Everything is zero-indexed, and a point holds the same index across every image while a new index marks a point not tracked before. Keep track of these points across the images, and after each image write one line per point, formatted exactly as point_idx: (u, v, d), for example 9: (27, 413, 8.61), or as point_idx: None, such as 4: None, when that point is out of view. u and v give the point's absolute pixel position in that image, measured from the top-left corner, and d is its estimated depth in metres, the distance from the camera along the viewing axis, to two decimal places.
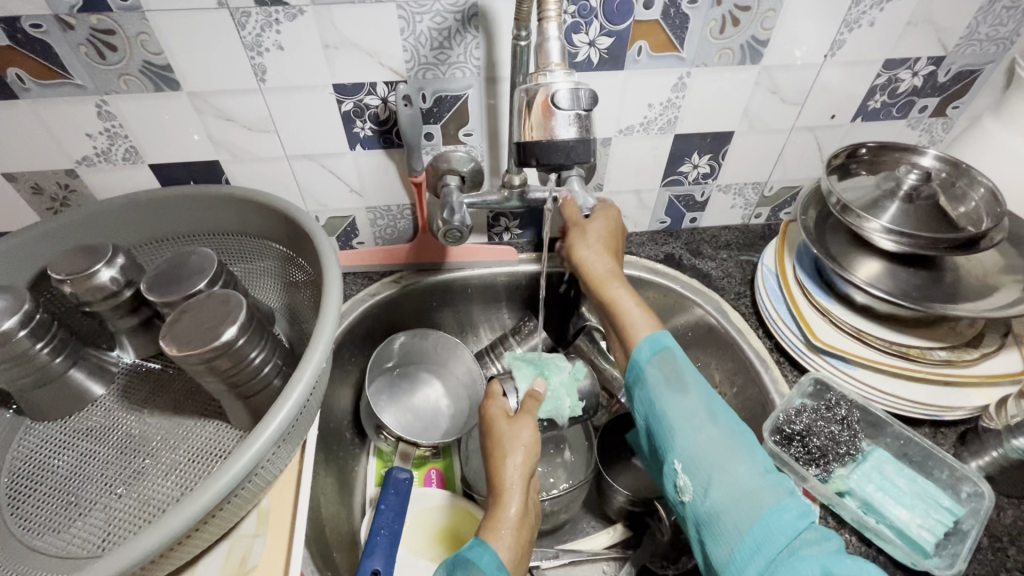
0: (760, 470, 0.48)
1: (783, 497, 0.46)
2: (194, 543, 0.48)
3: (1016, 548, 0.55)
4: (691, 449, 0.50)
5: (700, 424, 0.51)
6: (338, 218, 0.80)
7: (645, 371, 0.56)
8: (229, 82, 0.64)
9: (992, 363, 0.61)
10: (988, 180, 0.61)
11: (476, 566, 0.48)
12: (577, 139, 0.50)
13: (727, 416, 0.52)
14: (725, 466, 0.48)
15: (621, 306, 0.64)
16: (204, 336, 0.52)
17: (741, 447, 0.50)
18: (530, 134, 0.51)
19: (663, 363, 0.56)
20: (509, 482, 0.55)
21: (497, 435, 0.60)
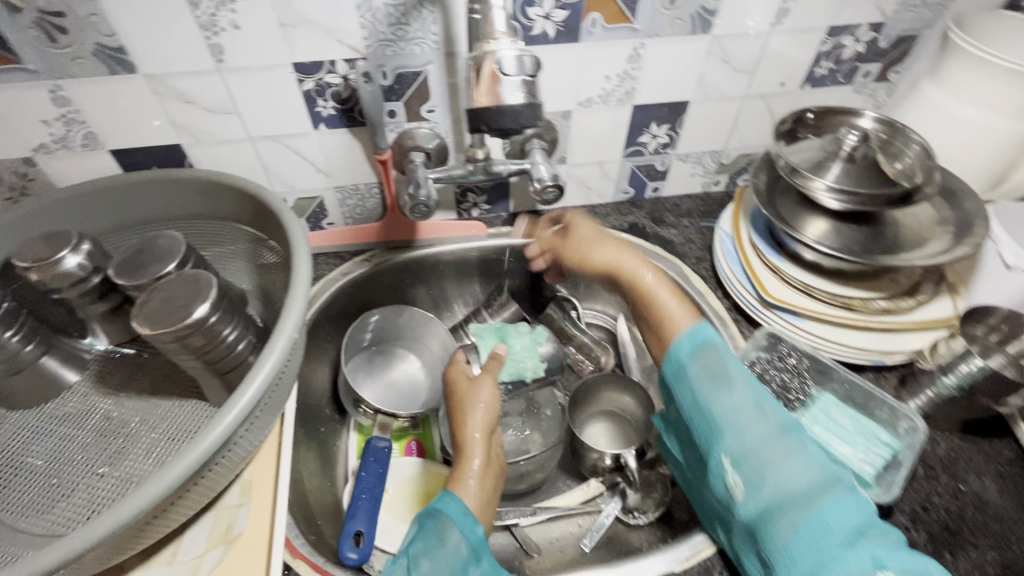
0: (817, 467, 0.46)
1: (844, 494, 0.45)
2: (179, 512, 0.50)
3: (946, 475, 0.60)
4: (744, 449, 0.48)
5: (755, 422, 0.48)
6: (306, 198, 0.81)
7: (685, 366, 0.53)
8: (186, 64, 0.63)
9: (927, 310, 0.66)
10: (920, 138, 0.66)
11: (444, 514, 0.52)
12: (524, 104, 0.53)
13: (778, 410, 0.50)
14: (779, 462, 0.46)
15: (650, 289, 0.58)
16: (177, 314, 0.53)
17: (795, 440, 0.47)
18: (479, 102, 0.54)
19: (706, 357, 0.52)
20: (472, 437, 0.59)
21: (460, 395, 0.65)
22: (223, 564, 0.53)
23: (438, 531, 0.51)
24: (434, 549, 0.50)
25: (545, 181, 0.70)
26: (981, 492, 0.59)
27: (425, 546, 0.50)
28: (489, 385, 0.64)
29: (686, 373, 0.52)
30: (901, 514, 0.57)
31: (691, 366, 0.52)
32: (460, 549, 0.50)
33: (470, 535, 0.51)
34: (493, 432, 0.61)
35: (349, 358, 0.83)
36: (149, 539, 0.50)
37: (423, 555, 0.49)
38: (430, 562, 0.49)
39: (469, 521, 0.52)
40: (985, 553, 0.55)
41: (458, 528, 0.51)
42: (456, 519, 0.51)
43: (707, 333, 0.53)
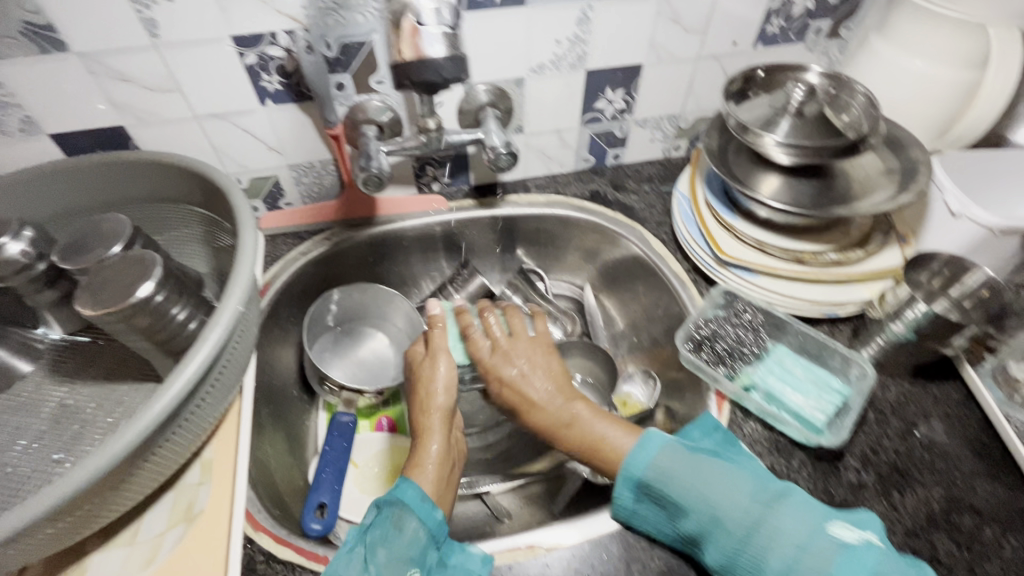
0: (796, 548, 0.45)
1: (833, 563, 0.44)
2: (135, 488, 0.51)
3: (896, 418, 0.62)
4: (727, 558, 0.48)
5: (727, 527, 0.48)
6: (260, 178, 0.79)
7: (640, 484, 0.52)
8: (120, 40, 0.61)
9: (876, 261, 0.68)
10: (864, 89, 0.66)
11: (401, 502, 0.52)
12: (446, 54, 0.54)
13: (743, 495, 0.48)
14: (764, 559, 0.46)
15: (585, 426, 0.59)
16: (121, 292, 0.53)
17: (771, 522, 0.46)
18: (402, 55, 0.54)
19: (646, 479, 0.52)
20: (430, 422, 0.61)
21: (421, 377, 0.65)
22: (184, 541, 0.53)
23: (394, 519, 0.51)
24: (391, 539, 0.50)
25: (499, 149, 0.69)
26: (929, 433, 0.61)
27: (381, 535, 0.50)
28: (444, 359, 0.65)
29: (644, 492, 0.53)
30: (853, 458, 0.59)
31: (640, 493, 0.53)
32: (417, 536, 0.51)
33: (427, 520, 0.52)
34: (451, 415, 0.62)
35: (315, 338, 0.83)
36: (108, 516, 0.51)
37: (380, 544, 0.50)
38: (386, 551, 0.49)
39: (425, 507, 0.53)
40: (932, 490, 0.57)
41: (415, 516, 0.52)
42: (413, 506, 0.52)
43: (654, 443, 0.54)
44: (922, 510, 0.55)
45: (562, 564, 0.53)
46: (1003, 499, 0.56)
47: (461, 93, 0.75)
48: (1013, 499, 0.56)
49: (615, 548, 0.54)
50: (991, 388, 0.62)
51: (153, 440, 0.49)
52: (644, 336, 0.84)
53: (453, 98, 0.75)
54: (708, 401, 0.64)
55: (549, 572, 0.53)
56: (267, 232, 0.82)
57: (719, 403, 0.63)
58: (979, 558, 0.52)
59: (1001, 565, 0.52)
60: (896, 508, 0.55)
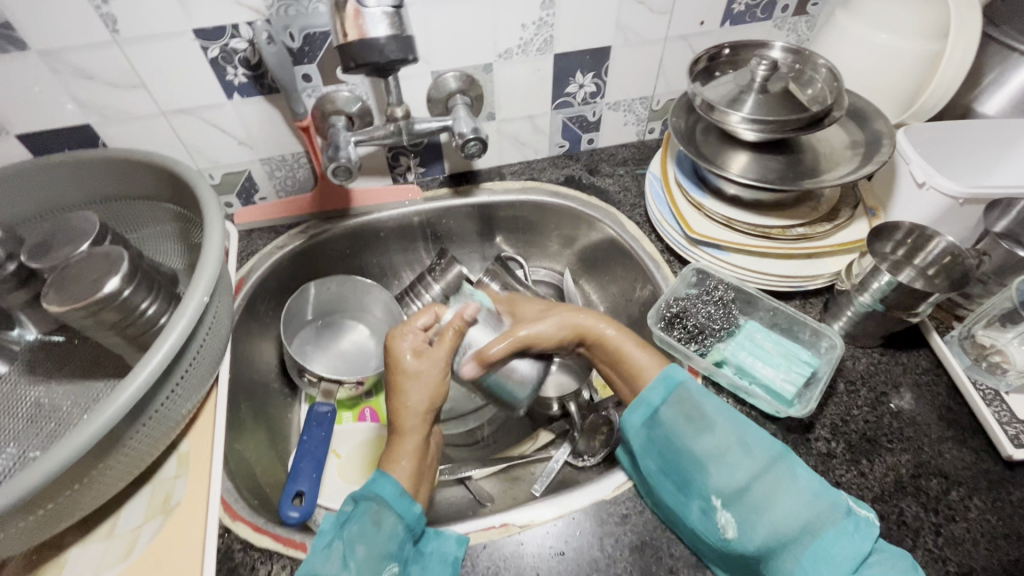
0: (810, 494, 0.47)
1: (842, 521, 0.46)
2: (108, 481, 0.52)
3: (866, 388, 0.62)
4: (734, 487, 0.49)
5: (744, 461, 0.50)
6: (233, 173, 0.79)
7: (659, 413, 0.55)
8: (79, 36, 0.61)
9: (844, 233, 0.68)
10: (826, 62, 0.67)
11: (378, 497, 0.51)
12: (387, 35, 0.54)
13: (761, 441, 0.51)
14: (773, 497, 0.47)
15: (620, 343, 0.63)
16: (88, 288, 0.53)
17: (786, 465, 0.49)
18: (347, 38, 0.55)
19: (682, 401, 0.55)
20: (409, 418, 0.58)
21: (400, 372, 0.60)
22: (162, 533, 0.54)
23: (372, 515, 0.50)
24: (370, 534, 0.49)
25: (466, 135, 0.69)
26: (898, 401, 0.61)
27: (360, 531, 0.49)
28: (443, 354, 0.61)
29: (662, 420, 0.54)
30: (822, 428, 0.60)
31: (669, 411, 0.54)
32: (396, 530, 0.50)
33: (405, 514, 0.52)
34: (433, 413, 0.60)
35: (295, 333, 0.83)
36: (81, 510, 0.51)
37: (360, 540, 0.48)
38: (366, 548, 0.48)
39: (404, 502, 0.52)
40: (900, 456, 0.57)
41: (393, 510, 0.51)
42: (391, 501, 0.51)
43: (678, 378, 0.56)
44: (891, 476, 0.56)
45: (536, 542, 0.54)
46: (969, 463, 0.57)
47: (430, 81, 0.75)
48: (979, 462, 0.57)
49: (589, 524, 0.55)
50: (958, 355, 0.63)
51: (121, 431, 0.50)
52: (623, 318, 0.85)
53: (421, 85, 0.75)
54: None
55: (523, 550, 0.54)
56: (242, 227, 0.82)
57: (691, 379, 0.64)
58: (946, 520, 0.53)
59: (966, 526, 0.53)
60: (864, 475, 0.56)
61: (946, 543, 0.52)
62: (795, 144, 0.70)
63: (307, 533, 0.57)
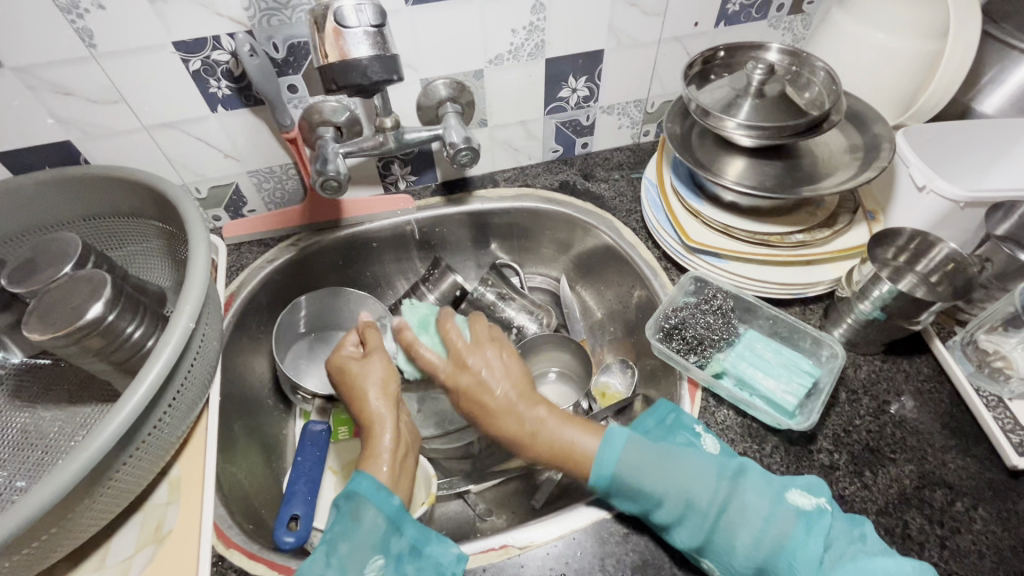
0: (762, 522, 0.46)
1: (794, 529, 0.45)
2: (96, 513, 0.50)
3: (868, 397, 0.61)
4: (699, 543, 0.48)
5: (698, 518, 0.48)
6: (220, 186, 0.77)
7: (611, 489, 0.51)
8: (55, 51, 0.59)
9: (843, 239, 0.67)
10: (824, 65, 0.66)
11: (356, 493, 0.51)
12: (370, 55, 0.53)
13: (709, 478, 0.49)
14: (735, 540, 0.46)
15: (550, 431, 0.55)
16: (70, 315, 0.52)
17: (737, 500, 0.47)
18: (327, 59, 0.53)
19: (624, 464, 0.51)
20: (373, 412, 0.59)
21: (351, 376, 0.62)
22: (153, 563, 0.52)
23: (352, 511, 0.51)
24: (351, 532, 0.50)
25: (457, 145, 0.68)
26: (901, 410, 0.61)
27: (341, 530, 0.50)
28: (379, 354, 0.63)
29: (616, 494, 0.52)
30: (825, 439, 0.59)
31: (615, 482, 0.51)
32: (376, 525, 0.50)
33: (385, 506, 0.51)
34: (394, 396, 0.60)
35: (288, 347, 0.82)
36: (69, 544, 0.50)
37: (340, 539, 0.49)
38: (350, 543, 0.49)
39: (382, 494, 0.51)
40: (904, 467, 0.57)
41: (372, 504, 0.51)
42: (369, 495, 0.51)
43: (619, 438, 0.53)
44: (895, 488, 0.55)
45: (536, 563, 0.53)
46: (974, 472, 0.56)
47: (419, 89, 0.73)
48: (984, 471, 0.56)
49: (590, 544, 0.54)
50: (961, 360, 0.62)
51: (110, 462, 0.48)
52: (620, 325, 0.84)
53: (411, 94, 0.74)
54: (680, 391, 0.64)
55: (523, 572, 0.53)
56: (231, 241, 0.80)
57: (691, 392, 0.63)
58: (951, 532, 0.53)
59: (972, 539, 0.52)
60: (868, 487, 0.56)
61: (952, 556, 0.52)
62: (792, 148, 0.69)
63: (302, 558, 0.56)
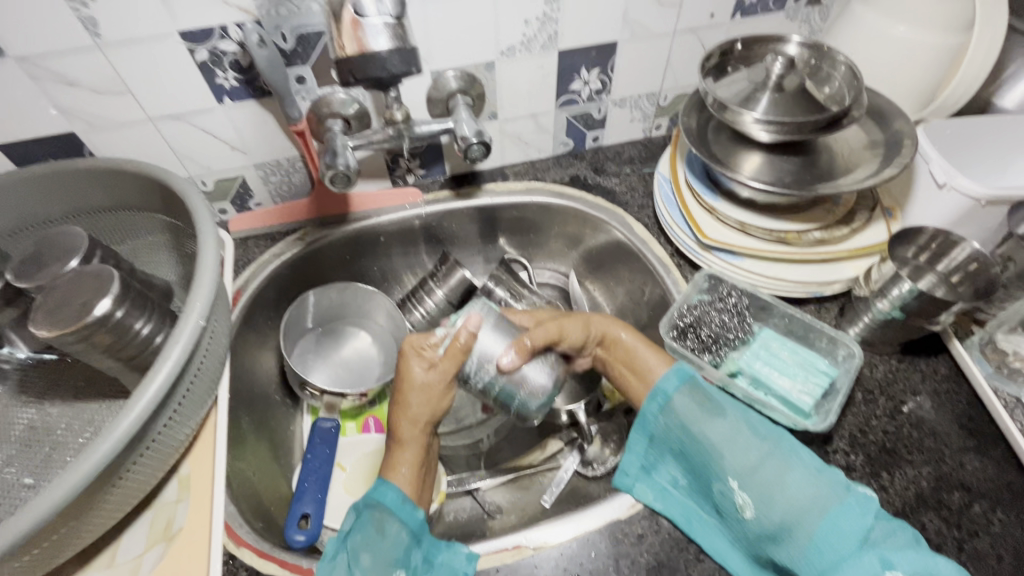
0: (814, 470, 0.49)
1: (846, 495, 0.47)
2: (107, 512, 0.50)
3: (884, 397, 0.61)
4: (747, 468, 0.51)
5: (752, 443, 0.52)
6: (226, 179, 0.76)
7: (672, 402, 0.56)
8: (59, 40, 0.57)
9: (862, 237, 0.66)
10: (846, 59, 0.65)
11: (380, 504, 0.52)
12: (388, 47, 0.51)
13: (765, 424, 0.53)
14: (783, 477, 0.50)
15: (630, 346, 0.62)
16: (78, 311, 0.51)
17: (790, 446, 0.51)
18: (345, 51, 0.52)
19: (691, 393, 0.55)
20: (403, 431, 0.57)
21: (408, 379, 0.57)
22: (164, 562, 0.52)
23: (375, 522, 0.51)
24: (374, 542, 0.50)
25: (469, 139, 0.66)
26: (918, 411, 0.60)
27: (363, 539, 0.50)
28: (454, 363, 0.55)
29: (675, 409, 0.56)
30: (841, 440, 0.58)
31: (679, 401, 0.55)
32: (399, 537, 0.51)
33: (409, 520, 0.52)
34: (430, 426, 0.58)
35: (294, 342, 0.81)
36: (79, 543, 0.49)
37: (364, 549, 0.50)
38: (371, 556, 0.49)
39: (407, 508, 0.52)
40: (921, 469, 0.56)
41: (396, 518, 0.52)
42: (394, 509, 0.52)
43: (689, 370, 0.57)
44: (912, 490, 0.55)
45: (550, 564, 0.53)
46: (991, 474, 0.56)
47: (429, 81, 0.72)
48: (1001, 473, 0.56)
49: (604, 544, 0.53)
50: (979, 361, 0.61)
51: (121, 461, 0.48)
52: (630, 322, 0.83)
53: (421, 86, 0.72)
54: None
55: (537, 573, 0.52)
56: (237, 235, 0.79)
57: None
58: (969, 535, 0.52)
59: (990, 541, 0.52)
60: (885, 488, 0.55)
61: (969, 559, 0.51)
62: (811, 144, 0.68)
63: (313, 557, 0.56)
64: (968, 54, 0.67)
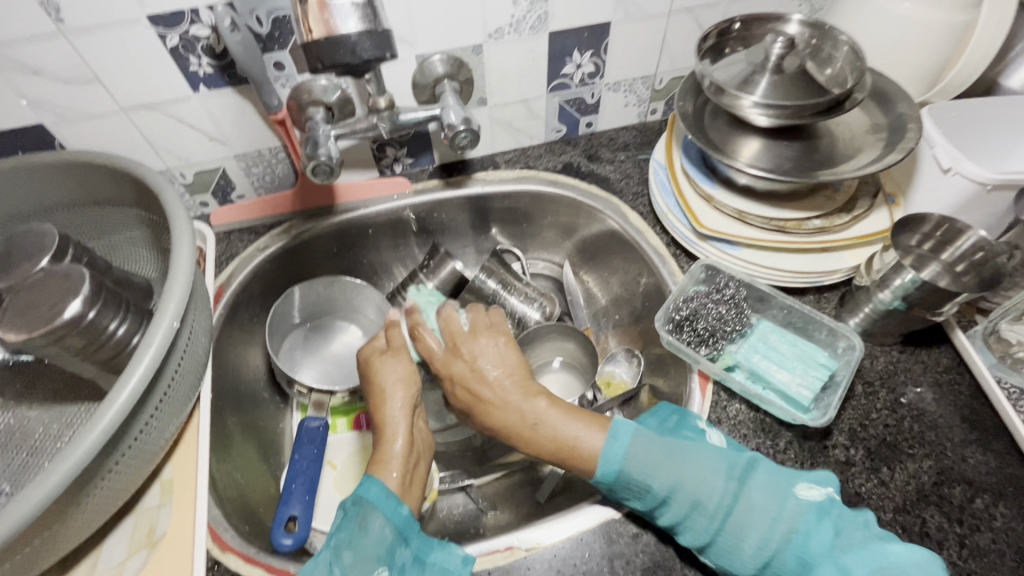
0: (769, 521, 0.46)
1: (802, 524, 0.45)
2: (83, 521, 0.48)
3: (885, 389, 0.59)
4: (703, 540, 0.47)
5: (700, 513, 0.47)
6: (206, 171, 0.73)
7: (614, 493, 0.51)
8: (18, 27, 0.54)
9: (863, 224, 0.64)
10: (848, 39, 0.62)
11: (365, 500, 0.49)
12: (360, 29, 0.49)
13: (705, 484, 0.48)
14: (741, 535, 0.46)
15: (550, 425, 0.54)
16: (47, 315, 0.49)
17: (739, 501, 0.47)
18: (311, 35, 0.49)
19: (625, 483, 0.50)
20: (393, 411, 0.57)
21: (375, 374, 0.60)
22: (146, 570, 0.51)
23: (359, 518, 0.49)
24: (356, 540, 0.47)
25: (456, 126, 0.64)
26: (919, 402, 0.58)
27: (346, 537, 0.48)
28: (404, 356, 0.61)
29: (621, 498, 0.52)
30: (840, 434, 0.57)
31: (619, 494, 0.51)
32: (384, 534, 0.48)
33: (394, 517, 0.49)
34: (415, 400, 0.59)
35: (282, 338, 0.79)
36: (57, 553, 0.48)
37: (345, 548, 0.47)
38: (352, 554, 0.47)
39: (391, 503, 0.50)
40: (922, 463, 0.55)
41: (380, 513, 0.49)
42: (377, 503, 0.49)
43: (626, 430, 0.52)
44: (912, 485, 0.54)
45: (543, 566, 0.51)
46: (994, 467, 0.54)
47: (415, 65, 0.69)
48: (1004, 466, 0.54)
49: (598, 545, 0.52)
50: (982, 351, 0.59)
51: (94, 469, 0.46)
52: (625, 313, 0.81)
53: (406, 70, 0.69)
54: (691, 383, 0.61)
55: (530, 575, 0.51)
56: (220, 228, 0.77)
57: (702, 384, 0.61)
58: (971, 530, 0.51)
59: (992, 537, 0.51)
60: (885, 484, 0.54)
61: (971, 555, 0.50)
62: (811, 128, 0.66)
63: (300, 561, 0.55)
64: (975, 31, 0.64)
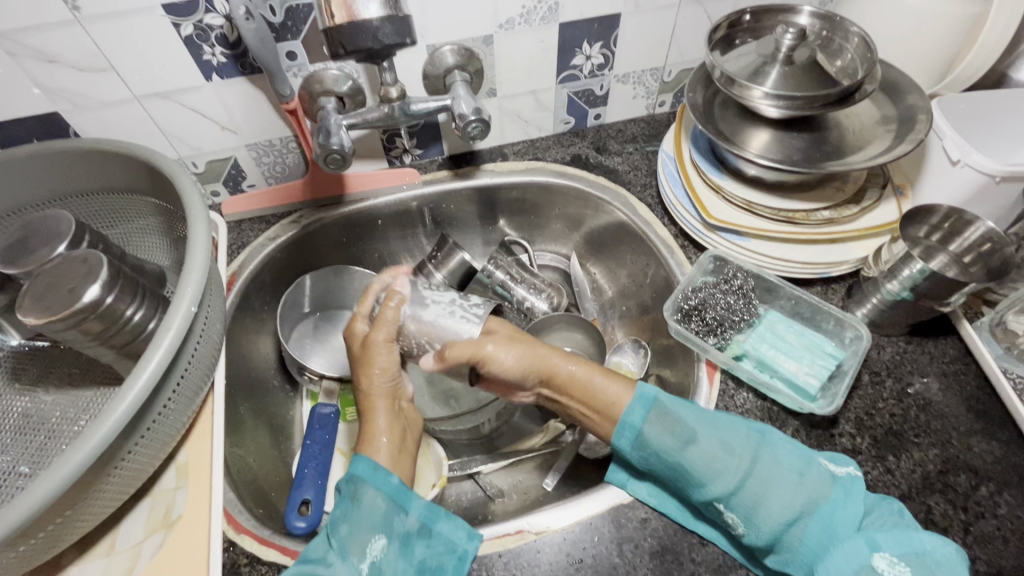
0: (797, 476, 0.48)
1: (830, 489, 0.47)
2: (102, 502, 0.49)
3: (891, 379, 0.60)
4: (730, 487, 0.48)
5: (731, 462, 0.49)
6: (217, 160, 0.74)
7: (643, 433, 0.52)
8: (35, 15, 0.54)
9: (872, 216, 0.65)
10: (860, 30, 0.62)
11: (354, 476, 0.51)
12: (381, 15, 0.49)
13: (739, 436, 0.50)
14: (766, 488, 0.47)
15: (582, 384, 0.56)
16: (66, 298, 0.50)
17: (768, 454, 0.49)
18: (332, 19, 0.50)
19: (659, 420, 0.51)
20: (376, 396, 0.58)
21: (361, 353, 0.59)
22: (164, 549, 0.52)
23: (352, 493, 0.50)
24: (352, 514, 0.49)
25: (467, 117, 0.64)
26: (925, 392, 0.59)
27: (342, 513, 0.49)
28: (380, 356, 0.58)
29: (646, 441, 0.51)
30: (847, 423, 0.57)
31: (649, 432, 0.51)
32: (377, 505, 0.50)
33: (385, 487, 0.51)
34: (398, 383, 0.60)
35: (292, 328, 0.80)
36: (77, 532, 0.49)
37: (341, 521, 0.49)
38: (349, 526, 0.48)
39: (380, 475, 0.51)
40: (928, 451, 0.55)
41: (371, 485, 0.51)
42: (367, 477, 0.51)
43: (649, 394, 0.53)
44: (918, 473, 0.54)
45: (554, 549, 0.52)
46: (1000, 456, 0.55)
47: (425, 56, 0.69)
48: (1009, 455, 0.55)
49: (607, 529, 0.53)
50: (989, 342, 0.60)
51: (115, 450, 0.47)
52: (633, 305, 0.81)
53: (417, 61, 0.70)
54: (698, 372, 0.62)
55: (541, 558, 0.52)
56: (231, 218, 0.77)
57: (709, 374, 0.61)
58: (975, 517, 0.52)
59: (997, 524, 0.51)
60: (891, 471, 0.54)
61: (976, 541, 0.51)
62: (821, 120, 0.66)
63: None
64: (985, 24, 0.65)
